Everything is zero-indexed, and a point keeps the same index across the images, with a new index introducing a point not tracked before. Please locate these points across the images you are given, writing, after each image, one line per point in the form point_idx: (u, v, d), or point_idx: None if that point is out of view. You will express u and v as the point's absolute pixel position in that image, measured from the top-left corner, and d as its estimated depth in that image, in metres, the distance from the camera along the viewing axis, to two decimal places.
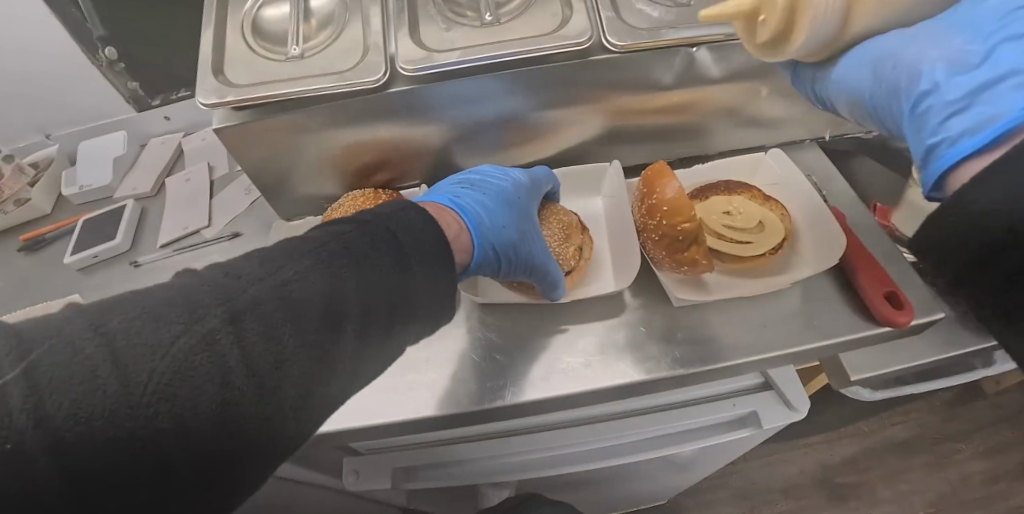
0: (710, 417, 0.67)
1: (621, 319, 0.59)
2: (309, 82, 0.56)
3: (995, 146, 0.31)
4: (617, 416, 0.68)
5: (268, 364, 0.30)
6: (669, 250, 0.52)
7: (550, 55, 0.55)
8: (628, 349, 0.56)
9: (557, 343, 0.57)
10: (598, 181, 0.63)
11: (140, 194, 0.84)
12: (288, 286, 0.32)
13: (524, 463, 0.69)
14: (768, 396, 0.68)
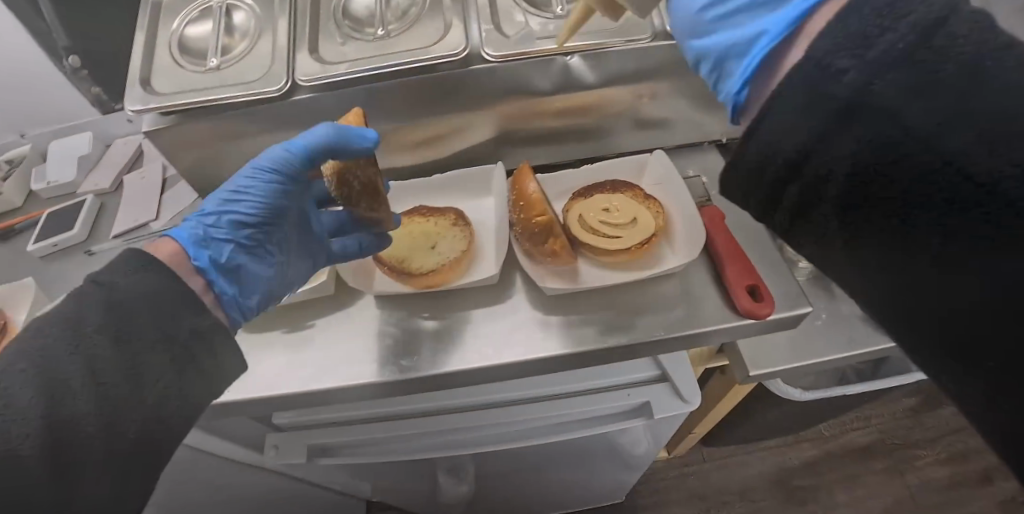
0: (606, 405, 0.71)
1: (503, 307, 0.64)
2: (223, 91, 0.63)
3: (776, 50, 0.39)
4: (518, 402, 0.73)
5: (82, 438, 0.34)
6: (533, 241, 0.57)
7: (431, 65, 0.61)
8: (504, 333, 0.62)
9: (442, 329, 0.63)
10: (490, 181, 0.69)
11: (101, 189, 0.92)
12: (33, 369, 0.34)
13: (433, 446, 0.75)
14: (662, 388, 0.72)
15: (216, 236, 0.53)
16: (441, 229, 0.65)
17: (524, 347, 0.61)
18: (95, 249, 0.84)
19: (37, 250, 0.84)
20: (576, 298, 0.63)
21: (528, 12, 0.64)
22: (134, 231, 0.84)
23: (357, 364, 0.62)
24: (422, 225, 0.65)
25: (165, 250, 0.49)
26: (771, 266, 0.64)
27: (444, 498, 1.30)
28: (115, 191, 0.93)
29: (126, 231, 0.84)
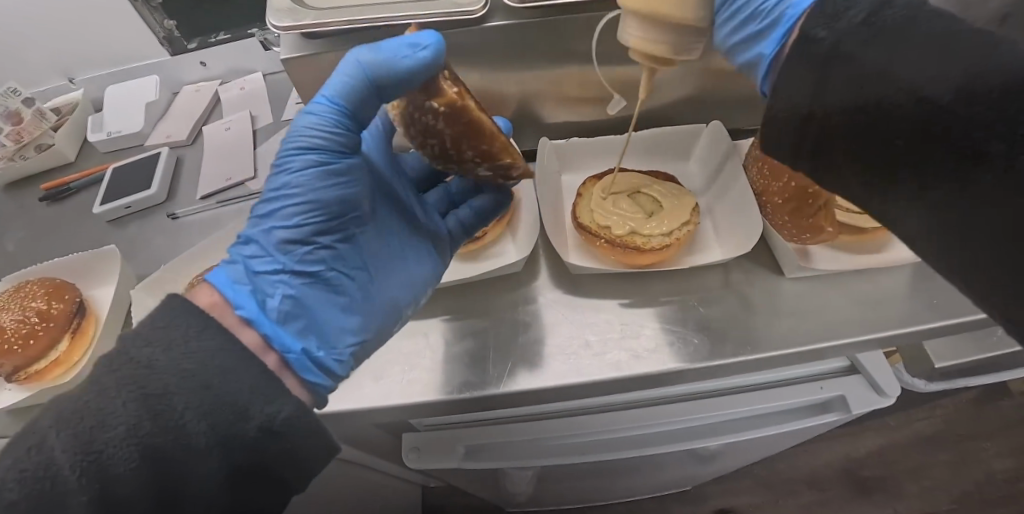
0: (797, 400, 0.63)
1: (725, 289, 0.52)
2: (396, 10, 0.49)
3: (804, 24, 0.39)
4: (692, 397, 0.65)
5: (197, 460, 0.28)
6: (794, 215, 0.49)
7: None
8: (739, 321, 0.50)
9: (649, 312, 0.51)
10: (693, 143, 0.61)
11: (175, 141, 0.78)
12: (137, 385, 0.27)
13: (594, 448, 0.65)
14: (855, 380, 0.65)
15: (263, 270, 0.38)
16: (658, 192, 0.54)
17: (770, 343, 0.49)
18: (179, 212, 0.70)
19: (109, 212, 0.71)
20: (816, 285, 0.53)
21: None
22: (225, 191, 0.71)
23: (559, 358, 0.48)
24: (631, 185, 0.54)
25: (229, 321, 0.35)
26: None
27: (517, 494, 1.22)
28: (192, 145, 0.79)
29: (219, 191, 0.70)
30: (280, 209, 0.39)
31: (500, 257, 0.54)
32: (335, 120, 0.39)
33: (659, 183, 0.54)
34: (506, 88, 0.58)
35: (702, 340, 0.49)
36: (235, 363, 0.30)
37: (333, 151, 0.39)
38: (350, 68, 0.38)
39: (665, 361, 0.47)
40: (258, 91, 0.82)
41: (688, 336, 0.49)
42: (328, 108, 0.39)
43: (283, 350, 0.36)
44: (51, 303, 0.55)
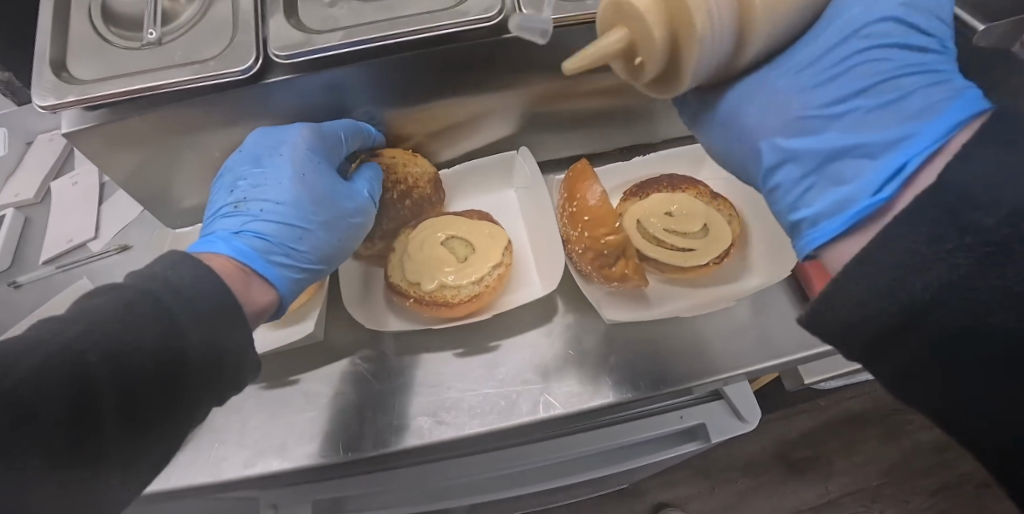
0: (658, 432, 0.63)
1: (546, 334, 0.52)
2: (171, 75, 0.46)
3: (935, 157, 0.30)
4: (561, 435, 0.63)
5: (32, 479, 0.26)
6: (596, 265, 0.45)
7: (451, 34, 0.47)
8: (548, 370, 0.50)
9: (466, 371, 0.50)
10: (508, 171, 0.59)
11: (23, 200, 0.75)
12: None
13: (456, 489, 0.64)
14: (717, 407, 0.64)
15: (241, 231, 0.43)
16: (471, 231, 0.53)
17: (577, 391, 0.49)
18: (20, 280, 0.66)
19: None
20: (635, 322, 0.51)
21: None
22: (68, 254, 0.68)
23: (369, 426, 0.48)
24: (446, 229, 0.53)
25: (250, 294, 0.41)
26: None
27: None
28: (41, 203, 0.76)
29: (59, 254, 0.67)
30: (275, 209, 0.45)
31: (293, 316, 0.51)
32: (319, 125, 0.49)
33: (472, 224, 0.53)
34: None
35: (515, 397, 0.48)
36: (112, 369, 0.29)
37: (307, 161, 0.47)
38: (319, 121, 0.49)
39: (470, 422, 0.47)
40: None
41: (499, 390, 0.49)
42: (316, 139, 0.48)
43: (289, 288, 0.44)
44: None
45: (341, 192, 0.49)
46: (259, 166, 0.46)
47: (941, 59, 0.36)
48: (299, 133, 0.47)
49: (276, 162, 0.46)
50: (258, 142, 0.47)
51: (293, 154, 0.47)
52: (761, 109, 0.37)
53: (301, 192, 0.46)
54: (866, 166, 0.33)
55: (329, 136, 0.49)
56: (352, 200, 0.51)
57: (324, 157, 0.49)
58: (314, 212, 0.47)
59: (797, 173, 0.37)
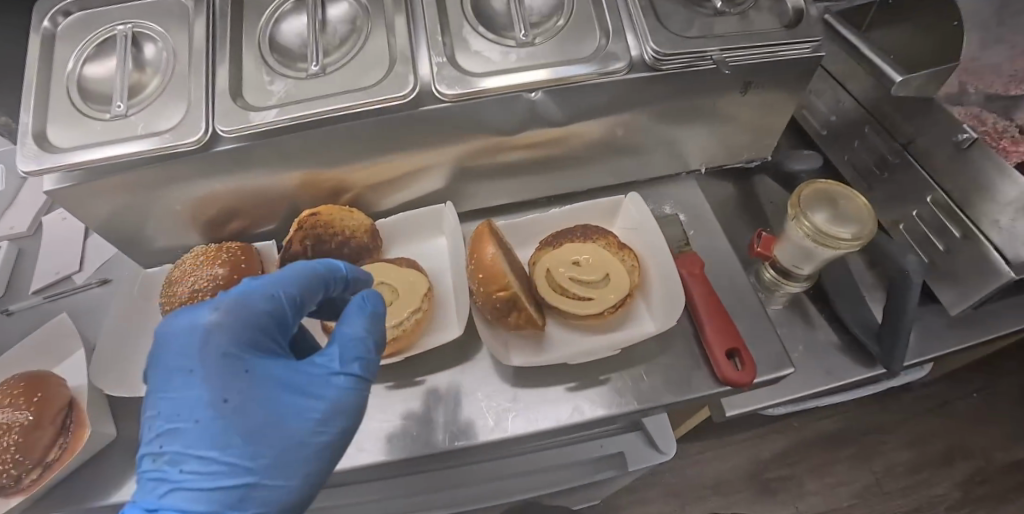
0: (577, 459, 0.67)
1: (464, 371, 0.58)
2: (134, 144, 0.55)
3: None
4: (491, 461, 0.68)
5: None
6: (494, 315, 0.51)
7: (372, 110, 0.54)
8: (458, 405, 0.56)
9: (390, 404, 0.57)
10: (439, 222, 0.65)
11: (16, 232, 0.82)
12: None
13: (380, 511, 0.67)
14: (635, 438, 0.69)
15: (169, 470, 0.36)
16: (396, 279, 0.59)
17: (480, 425, 0.55)
18: (12, 307, 0.73)
19: None
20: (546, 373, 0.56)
21: (484, 37, 0.56)
22: (54, 285, 0.75)
23: None
24: (374, 276, 0.59)
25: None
26: (748, 320, 0.61)
27: None
28: (33, 236, 0.82)
29: (46, 286, 0.74)
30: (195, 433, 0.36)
31: None
32: (237, 302, 0.40)
33: (399, 272, 0.59)
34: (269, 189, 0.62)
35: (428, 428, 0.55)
36: None
37: (235, 369, 0.38)
38: (252, 294, 0.41)
39: (386, 452, 0.54)
40: None
41: (414, 423, 0.55)
42: (243, 328, 0.40)
43: None
44: None
45: (309, 382, 0.42)
46: (177, 375, 0.38)
47: None
48: (210, 318, 0.39)
49: (194, 386, 0.37)
50: (169, 347, 0.39)
51: (209, 368, 0.37)
52: None
53: (234, 421, 0.37)
54: None
55: (275, 319, 0.42)
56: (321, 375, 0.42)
57: (264, 336, 0.41)
58: (264, 433, 0.38)
59: None
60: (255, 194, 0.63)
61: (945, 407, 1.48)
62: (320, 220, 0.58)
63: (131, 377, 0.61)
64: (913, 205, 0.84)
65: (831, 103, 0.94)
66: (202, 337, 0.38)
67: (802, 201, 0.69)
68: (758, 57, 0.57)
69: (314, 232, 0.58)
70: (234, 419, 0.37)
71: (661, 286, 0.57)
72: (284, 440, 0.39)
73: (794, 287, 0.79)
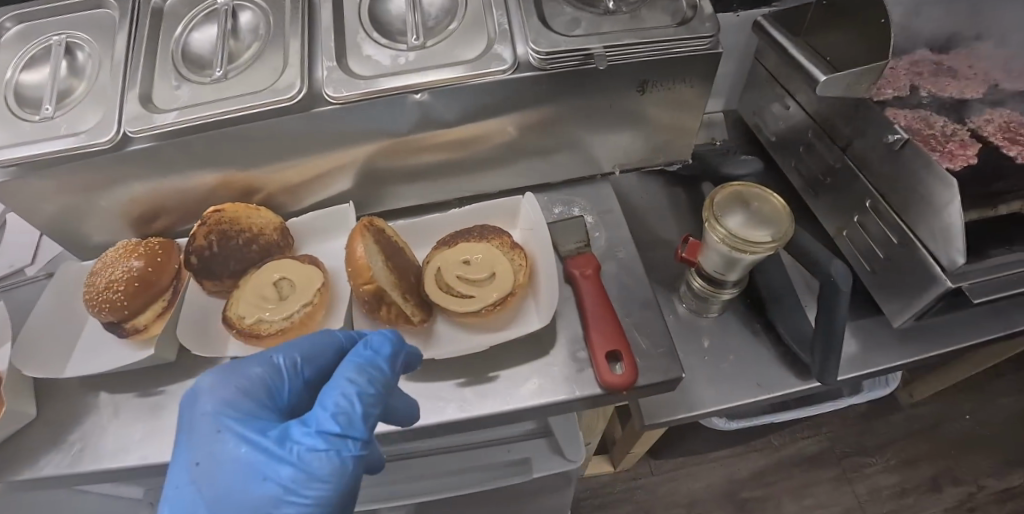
0: (482, 461, 0.67)
1: None
2: (54, 144, 0.59)
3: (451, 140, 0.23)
4: (402, 457, 0.68)
5: None
6: (367, 309, 0.53)
7: (263, 111, 0.57)
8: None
9: None
10: (344, 222, 0.66)
11: None
12: None
13: None
14: (544, 443, 0.68)
15: None
16: (295, 273, 0.61)
17: None
18: None
19: None
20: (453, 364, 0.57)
21: (377, 44, 0.60)
22: (7, 277, 0.80)
23: None
24: (274, 271, 0.62)
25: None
26: (643, 321, 0.60)
27: None
28: None
29: (0, 277, 0.79)
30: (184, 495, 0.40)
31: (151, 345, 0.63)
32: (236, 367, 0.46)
33: (297, 268, 0.61)
34: (185, 188, 0.65)
35: None
36: None
37: (216, 431, 0.42)
38: (253, 359, 0.46)
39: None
40: None
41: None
42: (227, 393, 0.44)
43: None
44: None
45: (287, 448, 0.41)
46: (185, 437, 0.43)
47: None
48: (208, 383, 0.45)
49: (185, 448, 0.42)
50: (183, 415, 0.45)
51: (195, 430, 0.43)
52: None
53: (200, 487, 0.39)
54: None
55: (267, 382, 0.46)
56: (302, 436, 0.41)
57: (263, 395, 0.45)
58: (233, 498, 0.39)
59: None
60: (175, 194, 0.66)
61: (937, 430, 1.40)
62: (225, 215, 0.62)
63: (55, 361, 0.63)
64: (854, 212, 0.81)
65: (778, 109, 0.92)
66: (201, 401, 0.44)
67: (714, 206, 0.69)
68: (643, 54, 0.58)
69: (219, 227, 0.61)
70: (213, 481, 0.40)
71: (547, 285, 0.58)
72: (249, 508, 0.39)
73: (723, 295, 0.77)
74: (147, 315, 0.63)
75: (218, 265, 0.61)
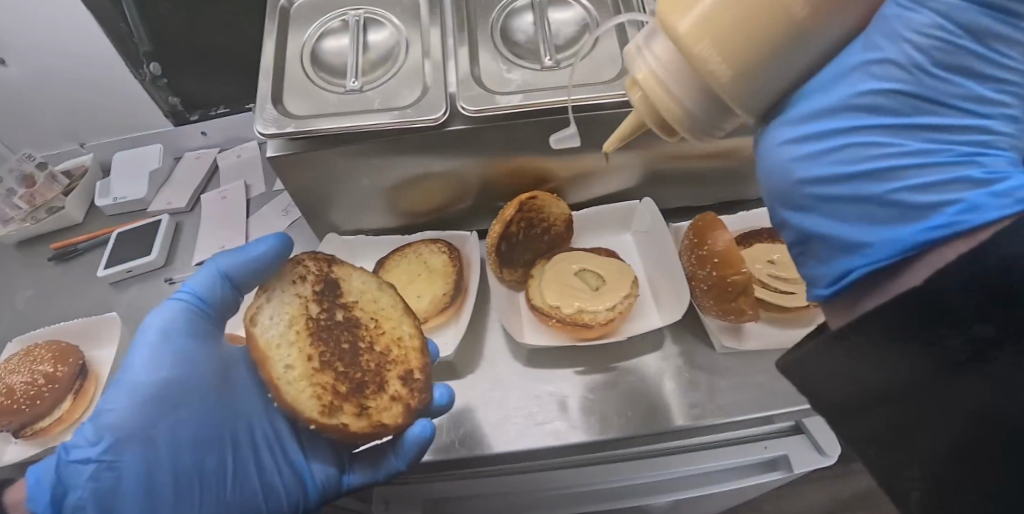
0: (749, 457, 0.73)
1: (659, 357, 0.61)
2: (377, 115, 0.56)
3: (900, 258, 0.26)
4: (669, 452, 0.72)
5: None
6: (719, 300, 0.55)
7: (603, 104, 0.56)
8: (660, 390, 0.58)
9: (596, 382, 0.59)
10: (628, 219, 0.68)
11: (175, 208, 0.86)
12: None
13: (565, 496, 0.71)
14: (800, 440, 0.74)
15: (83, 453, 0.42)
16: (602, 267, 0.62)
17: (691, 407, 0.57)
18: (177, 278, 0.77)
19: (111, 275, 0.79)
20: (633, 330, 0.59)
21: None
22: (219, 259, 0.77)
23: (511, 427, 0.56)
24: (577, 262, 0.62)
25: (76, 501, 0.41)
26: None
27: None
28: (191, 211, 0.86)
29: (215, 261, 0.76)
30: (138, 395, 0.45)
31: (442, 337, 0.60)
32: (190, 309, 0.50)
33: (600, 260, 0.63)
34: (472, 175, 0.64)
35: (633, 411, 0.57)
36: None
37: (172, 344, 0.48)
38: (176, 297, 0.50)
39: (604, 427, 0.56)
40: (253, 158, 0.90)
41: (618, 403, 0.58)
42: (169, 378, 0.47)
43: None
44: (57, 367, 0.66)
45: (155, 389, 0.46)
46: (178, 360, 0.48)
47: (970, 150, 0.28)
48: (173, 310, 0.49)
49: (136, 369, 0.46)
50: (195, 318, 0.50)
51: (160, 358, 0.47)
52: (769, 178, 0.33)
53: (127, 436, 0.44)
54: (876, 237, 0.28)
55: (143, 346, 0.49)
56: (174, 361, 0.47)
57: (205, 315, 0.51)
58: (155, 463, 0.45)
59: (817, 230, 0.31)
60: (457, 181, 0.65)
61: None
62: (538, 205, 0.60)
63: None
64: None
65: None
66: (191, 304, 0.50)
67: None
68: None
69: (528, 217, 0.60)
70: (150, 368, 0.46)
71: None
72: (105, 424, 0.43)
73: None
74: (428, 308, 0.59)
75: (519, 252, 0.62)
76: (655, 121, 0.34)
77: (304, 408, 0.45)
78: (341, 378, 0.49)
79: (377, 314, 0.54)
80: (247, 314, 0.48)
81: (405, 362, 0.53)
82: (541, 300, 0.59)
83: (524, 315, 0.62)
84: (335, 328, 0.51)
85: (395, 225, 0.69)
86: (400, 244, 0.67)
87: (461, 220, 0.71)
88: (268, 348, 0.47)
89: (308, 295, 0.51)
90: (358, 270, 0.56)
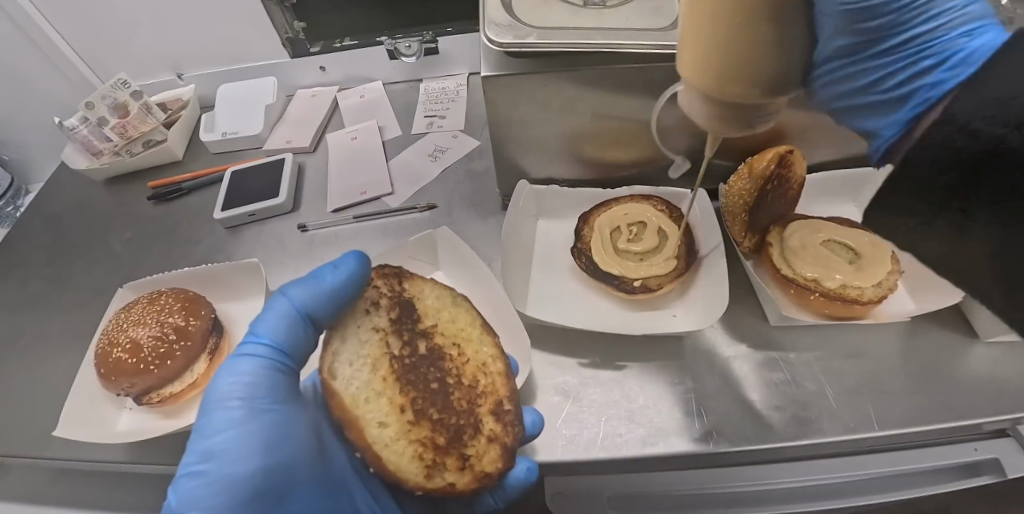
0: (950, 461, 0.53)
1: (915, 349, 0.51)
2: (631, 37, 0.46)
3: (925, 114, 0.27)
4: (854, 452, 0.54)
5: None
6: None
7: None
8: (928, 387, 0.49)
9: (847, 372, 0.50)
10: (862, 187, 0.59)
11: (297, 147, 0.76)
12: None
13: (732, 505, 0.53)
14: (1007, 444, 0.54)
15: None
16: (854, 240, 0.53)
17: (971, 409, 0.47)
18: (309, 225, 0.67)
19: (227, 219, 0.68)
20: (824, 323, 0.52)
21: None
22: (360, 205, 0.68)
23: (754, 419, 0.47)
24: (824, 232, 0.53)
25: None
26: None
27: None
28: (315, 152, 0.76)
29: (359, 208, 0.67)
30: (230, 494, 0.34)
31: (663, 307, 0.52)
32: (268, 362, 0.38)
33: (849, 229, 0.53)
34: (703, 125, 0.53)
35: (900, 411, 0.47)
36: None
37: (256, 414, 0.36)
38: (249, 349, 0.38)
39: (866, 426, 0.47)
40: (382, 99, 0.80)
41: (878, 400, 0.48)
42: (263, 457, 0.36)
43: None
44: (188, 320, 0.56)
45: (250, 478, 0.35)
46: (263, 437, 0.36)
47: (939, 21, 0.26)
48: (244, 369, 0.37)
49: (217, 457, 0.34)
50: (251, 373, 0.37)
51: (246, 441, 0.35)
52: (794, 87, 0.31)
53: None
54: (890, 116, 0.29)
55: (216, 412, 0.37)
56: (268, 438, 0.36)
57: (285, 375, 0.39)
58: None
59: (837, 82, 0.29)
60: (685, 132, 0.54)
61: None
62: (792, 161, 0.52)
63: (522, 299, 0.52)
64: None
65: None
66: (253, 366, 0.37)
67: None
68: None
69: (775, 174, 0.52)
70: (239, 454, 0.35)
71: None
72: None
73: None
74: (660, 275, 0.50)
75: (761, 214, 0.53)
76: (713, 128, 0.32)
77: (406, 474, 0.39)
78: (437, 428, 0.40)
79: (458, 337, 0.45)
80: (322, 365, 0.38)
81: (496, 393, 0.43)
82: (796, 270, 0.50)
83: (760, 292, 0.53)
84: (421, 366, 0.41)
85: (588, 179, 0.60)
86: (599, 200, 0.57)
87: (659, 177, 0.61)
88: (356, 405, 0.38)
89: (385, 327, 0.41)
90: (432, 284, 0.46)
